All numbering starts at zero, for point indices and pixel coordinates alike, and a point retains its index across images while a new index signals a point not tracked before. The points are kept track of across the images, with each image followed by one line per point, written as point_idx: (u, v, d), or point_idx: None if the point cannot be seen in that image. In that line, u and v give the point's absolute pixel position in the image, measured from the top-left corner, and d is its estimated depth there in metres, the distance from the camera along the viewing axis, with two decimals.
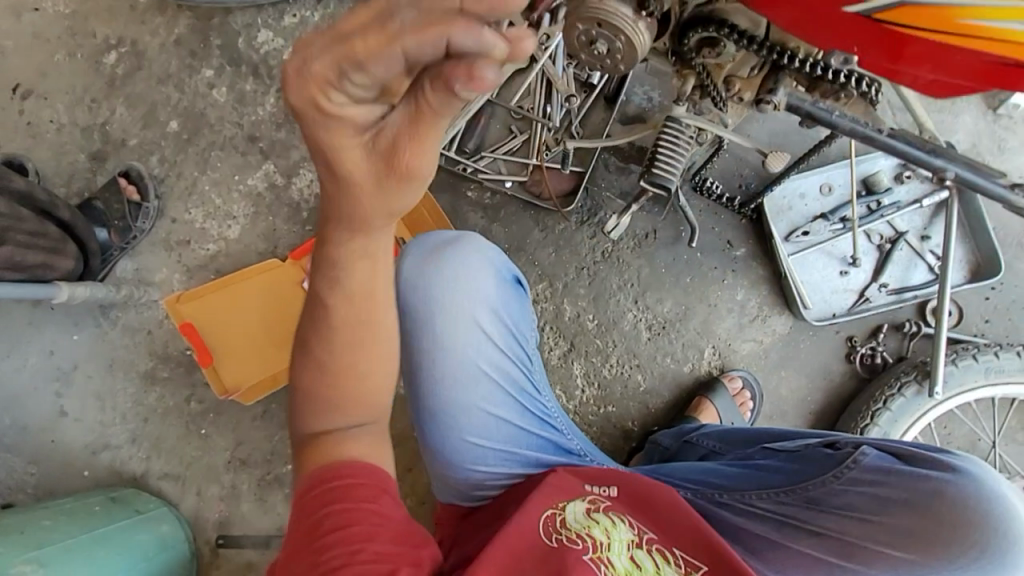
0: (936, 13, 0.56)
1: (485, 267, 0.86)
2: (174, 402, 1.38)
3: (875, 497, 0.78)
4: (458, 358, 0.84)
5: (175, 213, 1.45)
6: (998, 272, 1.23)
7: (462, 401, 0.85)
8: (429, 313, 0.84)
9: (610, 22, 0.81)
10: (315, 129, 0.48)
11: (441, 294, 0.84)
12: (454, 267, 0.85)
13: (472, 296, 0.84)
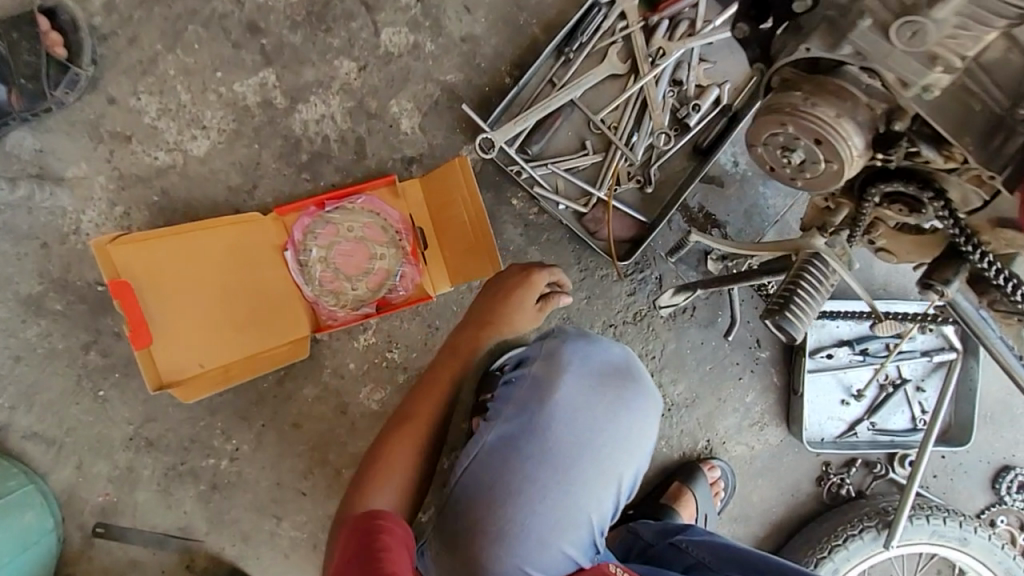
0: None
1: (641, 412, 0.81)
2: (66, 346, 1.04)
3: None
4: (569, 492, 0.78)
5: (115, 93, 1.03)
6: (966, 442, 1.32)
7: (546, 527, 0.77)
8: (570, 443, 0.78)
9: (832, 147, 0.64)
10: (492, 301, 0.90)
11: (590, 428, 0.79)
12: (614, 406, 0.80)
13: (625, 442, 0.80)
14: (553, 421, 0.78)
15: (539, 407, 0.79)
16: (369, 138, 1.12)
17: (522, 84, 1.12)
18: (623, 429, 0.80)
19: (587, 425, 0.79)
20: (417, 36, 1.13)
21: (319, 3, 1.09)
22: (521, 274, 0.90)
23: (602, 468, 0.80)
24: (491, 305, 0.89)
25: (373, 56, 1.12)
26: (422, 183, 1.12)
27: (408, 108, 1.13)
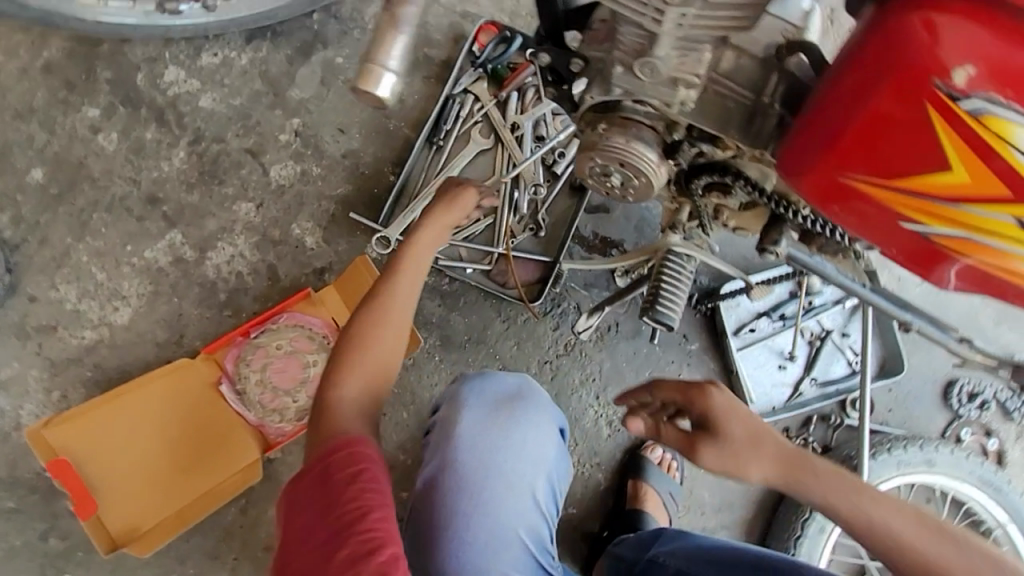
0: (981, 248, 0.57)
1: (539, 429, 0.90)
2: (25, 540, 1.06)
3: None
4: (496, 514, 0.84)
5: (35, 289, 1.12)
6: (901, 369, 1.41)
7: (492, 557, 0.83)
8: (474, 471, 0.86)
9: (631, 163, 0.78)
10: (412, 245, 0.84)
11: (494, 454, 0.87)
12: (506, 431, 0.88)
13: (527, 461, 0.88)
14: (461, 453, 0.87)
15: (444, 442, 0.88)
16: (280, 262, 1.23)
17: (402, 178, 1.25)
18: (523, 443, 0.88)
19: (489, 452, 0.87)
20: (302, 164, 1.27)
21: (208, 162, 1.23)
22: (448, 196, 0.88)
23: (510, 490, 0.86)
24: (387, 287, 0.82)
25: (266, 192, 1.24)
26: (335, 286, 1.21)
27: (309, 227, 1.25)
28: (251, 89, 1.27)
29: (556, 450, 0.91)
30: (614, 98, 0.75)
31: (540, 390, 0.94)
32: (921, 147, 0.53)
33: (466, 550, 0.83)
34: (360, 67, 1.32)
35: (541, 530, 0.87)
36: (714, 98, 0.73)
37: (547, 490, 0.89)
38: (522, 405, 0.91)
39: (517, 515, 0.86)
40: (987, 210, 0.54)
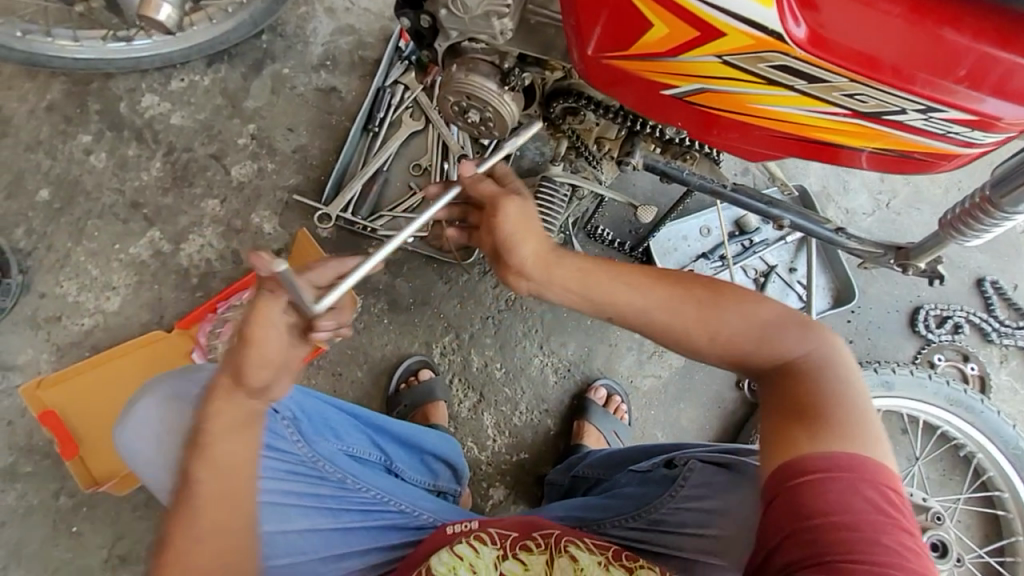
0: (731, 98, 0.61)
1: (157, 405, 0.87)
2: (39, 499, 1.22)
3: (701, 512, 0.86)
4: (209, 502, 0.86)
5: (44, 287, 1.33)
6: (852, 297, 1.39)
7: (249, 529, 0.86)
8: (144, 469, 0.88)
9: (476, 95, 0.87)
10: None
11: (152, 454, 0.87)
12: (127, 423, 0.88)
13: (169, 438, 0.86)
14: (133, 466, 0.88)
15: (125, 464, 0.90)
16: (243, 247, 1.39)
17: (342, 163, 1.40)
18: (154, 422, 0.87)
19: (138, 450, 0.88)
20: (259, 162, 1.44)
21: (180, 169, 1.42)
22: None
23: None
24: None
25: (229, 189, 1.42)
26: (291, 265, 1.37)
27: (267, 215, 1.42)
28: (213, 104, 1.46)
29: (198, 422, 0.86)
30: (452, 41, 0.85)
31: (199, 365, 0.93)
32: (626, 25, 0.58)
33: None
34: (305, 74, 1.50)
35: (285, 479, 0.88)
36: (538, 27, 0.82)
37: (260, 448, 0.88)
38: (166, 384, 0.89)
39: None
40: (696, 57, 0.58)
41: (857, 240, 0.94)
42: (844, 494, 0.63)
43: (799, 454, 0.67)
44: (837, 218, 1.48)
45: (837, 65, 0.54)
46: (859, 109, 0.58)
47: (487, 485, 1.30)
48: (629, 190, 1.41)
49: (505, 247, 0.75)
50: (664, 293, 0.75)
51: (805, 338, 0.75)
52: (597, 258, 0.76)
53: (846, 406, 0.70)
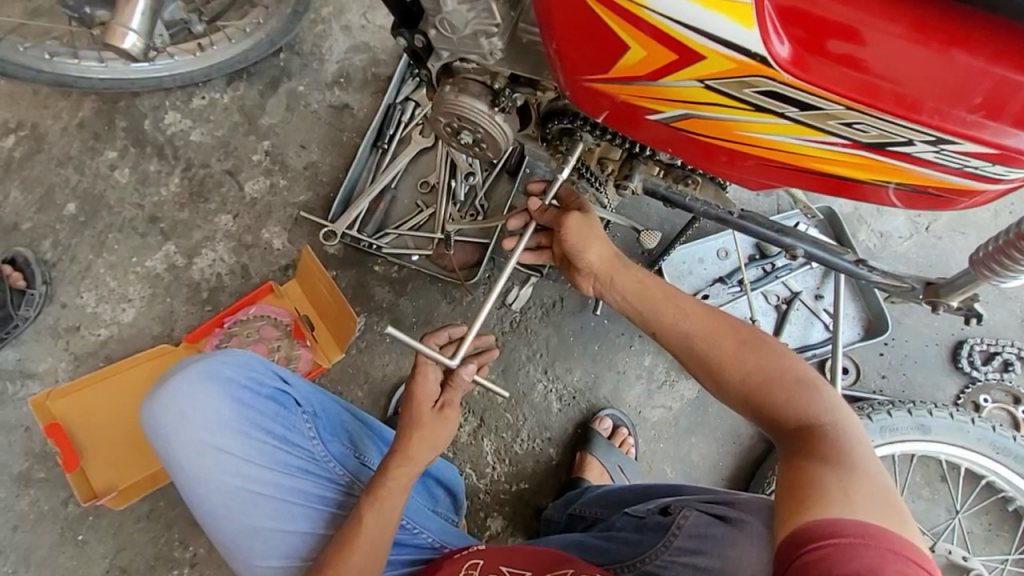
0: (721, 125, 0.59)
1: (194, 387, 0.90)
2: (50, 506, 1.25)
3: (697, 568, 0.82)
4: (213, 482, 0.89)
5: (66, 298, 1.37)
6: (886, 329, 1.27)
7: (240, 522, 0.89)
8: (160, 443, 0.90)
9: (467, 117, 0.84)
10: None
11: (180, 435, 0.89)
12: (164, 401, 0.90)
13: (191, 423, 0.89)
14: (160, 443, 0.90)
15: (150, 441, 0.92)
16: (252, 263, 1.41)
17: (351, 180, 1.40)
18: (180, 404, 0.89)
19: (157, 426, 0.90)
20: (272, 179, 1.46)
21: (196, 185, 1.45)
22: None
23: (237, 454, 0.89)
24: None
25: (242, 205, 1.44)
26: (297, 281, 1.38)
27: (277, 231, 1.43)
28: (230, 121, 1.48)
29: (232, 408, 0.90)
30: (443, 61, 0.82)
31: (240, 350, 0.94)
32: (604, 51, 0.56)
33: (229, 517, 0.90)
34: (319, 91, 1.51)
35: (297, 478, 0.91)
36: (531, 47, 0.78)
37: (282, 442, 0.91)
38: (206, 365, 0.91)
39: (259, 472, 0.90)
40: (678, 82, 0.56)
41: (881, 273, 0.91)
42: (857, 549, 0.58)
43: (814, 497, 0.65)
44: (871, 241, 1.37)
45: (837, 93, 0.53)
46: (860, 139, 0.57)
47: (484, 515, 1.25)
48: (642, 210, 1.35)
49: (573, 254, 0.89)
50: (708, 326, 0.82)
51: (832, 406, 0.77)
52: (658, 279, 0.88)
53: (864, 476, 0.68)
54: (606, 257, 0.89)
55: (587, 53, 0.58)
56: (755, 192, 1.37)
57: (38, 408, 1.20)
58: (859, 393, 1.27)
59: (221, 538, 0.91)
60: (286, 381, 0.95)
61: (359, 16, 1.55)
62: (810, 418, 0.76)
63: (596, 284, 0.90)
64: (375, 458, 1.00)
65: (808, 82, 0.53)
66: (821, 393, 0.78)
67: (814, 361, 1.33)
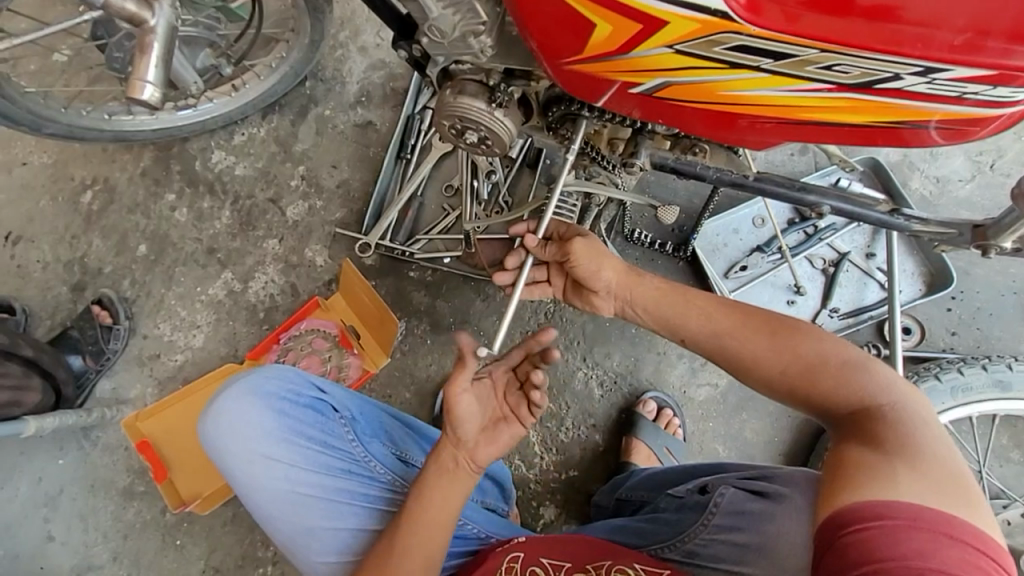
0: (699, 88, 0.59)
1: (240, 401, 0.98)
2: (151, 515, 1.40)
3: (735, 544, 0.86)
4: (269, 488, 0.97)
5: (146, 330, 1.51)
6: (953, 281, 1.16)
7: (298, 524, 0.96)
8: (217, 457, 0.99)
9: (468, 117, 0.85)
10: None
11: (233, 448, 0.97)
12: (215, 417, 0.98)
13: (242, 435, 0.97)
14: (215, 455, 0.99)
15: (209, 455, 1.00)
16: (300, 281, 1.51)
17: (380, 192, 1.46)
18: (230, 418, 0.97)
19: (212, 442, 0.98)
20: (309, 201, 1.55)
21: (245, 215, 1.56)
22: None
23: (284, 460, 0.97)
24: None
25: (286, 229, 1.54)
26: (341, 294, 1.46)
27: (318, 249, 1.53)
28: (268, 152, 1.59)
29: (274, 418, 0.98)
30: (442, 65, 0.84)
31: (279, 365, 1.02)
32: (570, 32, 0.57)
33: (283, 519, 0.97)
34: (344, 112, 1.59)
35: (341, 479, 0.97)
36: (519, 38, 0.79)
37: (323, 446, 0.98)
38: (248, 381, 0.99)
39: (308, 475, 0.97)
40: (648, 51, 0.56)
41: (919, 221, 0.86)
42: (906, 532, 0.55)
43: (863, 478, 0.63)
44: (926, 188, 1.27)
45: (809, 36, 0.52)
46: (844, 81, 0.56)
47: (537, 504, 1.26)
48: (667, 186, 1.32)
49: (586, 278, 0.89)
50: (736, 322, 0.80)
51: (888, 386, 0.74)
52: (674, 283, 0.87)
53: (928, 461, 0.64)
54: (621, 269, 0.89)
55: (554, 35, 0.58)
56: (789, 151, 1.29)
57: (130, 428, 1.36)
58: (930, 353, 1.17)
59: (279, 538, 0.99)
60: (323, 390, 1.02)
61: (373, 35, 1.62)
62: (862, 402, 0.73)
63: (616, 302, 0.89)
64: (415, 455, 1.06)
65: (780, 30, 0.52)
66: (875, 374, 0.75)
67: (871, 323, 1.25)
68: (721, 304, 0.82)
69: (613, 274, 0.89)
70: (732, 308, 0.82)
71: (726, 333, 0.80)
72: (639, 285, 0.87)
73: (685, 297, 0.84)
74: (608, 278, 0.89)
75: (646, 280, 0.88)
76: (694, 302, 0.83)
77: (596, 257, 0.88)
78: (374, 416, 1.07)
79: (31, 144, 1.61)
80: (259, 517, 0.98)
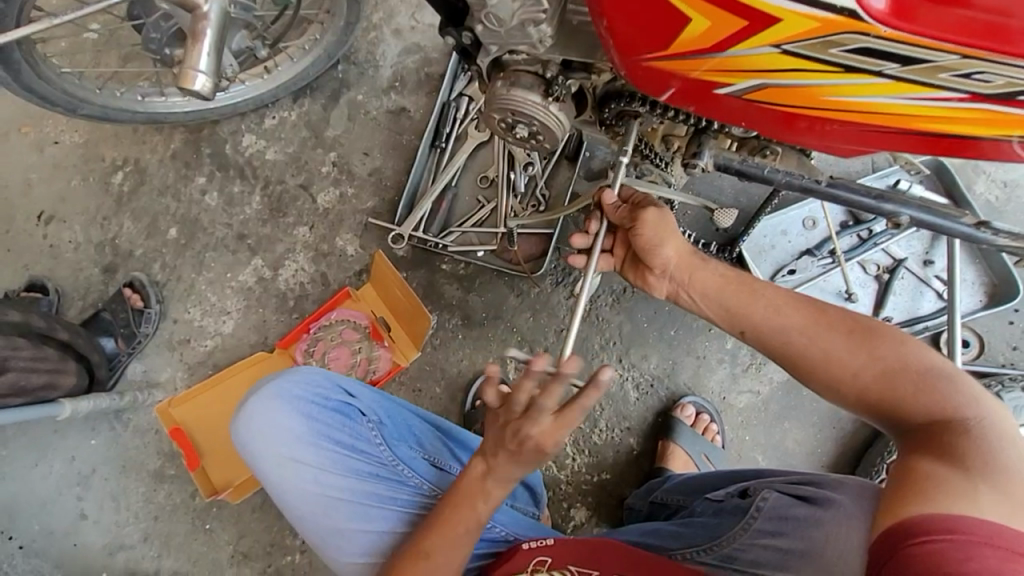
0: (805, 92, 0.56)
1: (267, 404, 0.97)
2: (181, 498, 1.42)
3: (778, 550, 0.80)
4: (301, 491, 0.96)
5: (176, 314, 1.51)
6: (1020, 293, 1.10)
7: (330, 528, 0.95)
8: (248, 460, 0.98)
9: (521, 111, 0.81)
10: None
11: (263, 451, 0.96)
12: (244, 420, 0.97)
13: (273, 438, 0.96)
14: (247, 457, 0.98)
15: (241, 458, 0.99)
16: (330, 270, 1.49)
17: (413, 182, 1.42)
18: (262, 421, 0.96)
19: (243, 444, 0.98)
20: (341, 188, 1.52)
21: (275, 201, 1.54)
22: None
23: (314, 465, 0.95)
24: None
25: (316, 216, 1.52)
26: (372, 284, 1.44)
27: (349, 238, 1.50)
28: (299, 137, 1.56)
29: (303, 422, 0.96)
30: (495, 56, 0.79)
31: (305, 368, 1.00)
32: (663, 24, 0.53)
33: (314, 519, 0.96)
34: (377, 97, 1.55)
35: (368, 483, 0.96)
36: (581, 27, 0.74)
37: (353, 450, 0.96)
38: (275, 385, 0.97)
39: (338, 479, 0.95)
40: (752, 50, 0.53)
41: (1007, 235, 0.82)
42: (981, 550, 0.49)
43: (935, 490, 0.57)
44: (993, 193, 1.20)
45: (949, 42, 0.50)
46: (981, 91, 0.53)
47: (567, 506, 1.24)
48: (714, 183, 1.26)
49: (647, 251, 0.84)
50: (807, 319, 0.75)
51: (976, 399, 0.68)
52: (739, 271, 0.83)
53: (1013, 481, 0.58)
54: (685, 251, 0.84)
55: (646, 30, 0.55)
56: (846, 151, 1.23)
57: (163, 413, 1.37)
58: (988, 367, 1.11)
59: (310, 537, 0.98)
60: (350, 394, 1.00)
61: (408, 18, 1.57)
62: (944, 414, 0.67)
63: (670, 284, 0.85)
64: (447, 461, 1.03)
65: (916, 35, 0.49)
66: (962, 386, 0.69)
67: (926, 334, 1.20)
68: (790, 295, 0.78)
69: (678, 253, 0.84)
70: (803, 302, 0.77)
71: (795, 327, 0.76)
72: (699, 272, 0.83)
73: (750, 288, 0.80)
74: (670, 258, 0.84)
75: (713, 265, 0.84)
76: (761, 293, 0.79)
77: (661, 229, 0.84)
78: (404, 419, 1.04)
79: (62, 122, 1.59)
80: (290, 518, 0.97)
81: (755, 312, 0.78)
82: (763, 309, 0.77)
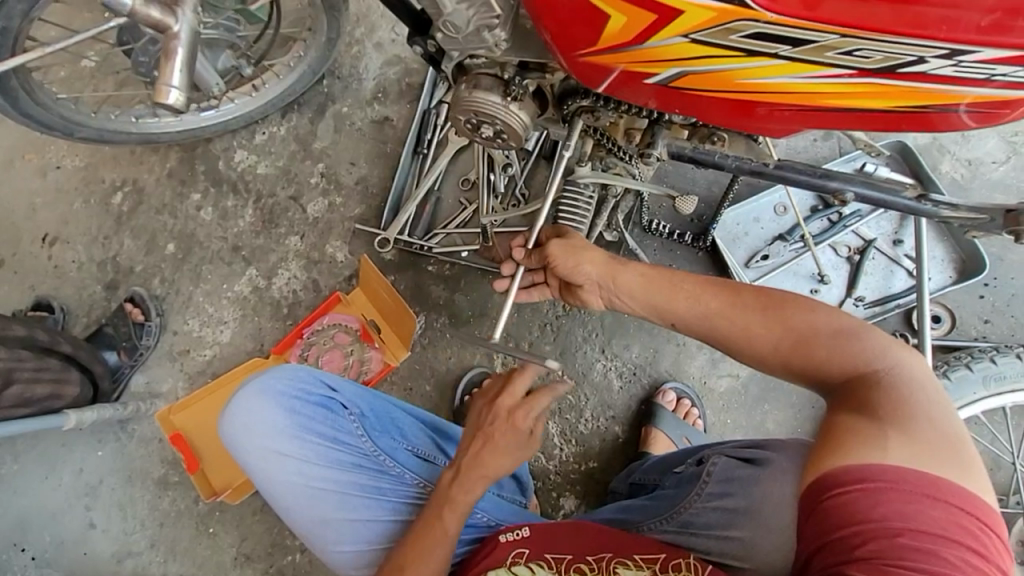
0: (718, 76, 0.62)
1: (253, 400, 1.01)
2: (185, 504, 1.46)
3: (726, 510, 0.87)
4: (286, 482, 1.00)
5: (176, 326, 1.56)
6: (986, 267, 1.13)
7: (314, 517, 0.99)
8: (236, 453, 1.02)
9: (483, 111, 0.85)
10: None
11: (250, 444, 1.00)
12: (232, 415, 1.01)
13: (259, 431, 1.00)
14: (234, 452, 1.02)
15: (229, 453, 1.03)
16: (322, 277, 1.54)
17: (398, 187, 1.47)
18: (249, 414, 1.01)
19: (231, 438, 1.02)
20: (329, 198, 1.58)
21: (268, 213, 1.59)
22: None
23: (297, 456, 0.99)
24: None
25: (307, 226, 1.57)
26: (362, 288, 1.49)
27: (339, 245, 1.55)
28: (289, 150, 1.61)
29: (289, 417, 1.00)
30: (457, 60, 0.83)
31: (291, 364, 1.04)
32: (585, 24, 0.59)
33: (299, 510, 1.00)
34: (361, 109, 1.61)
35: (351, 473, 0.99)
36: (533, 30, 0.79)
37: (336, 442, 1.00)
38: (262, 381, 1.01)
39: (321, 470, 0.99)
40: (664, 41, 0.58)
41: (947, 206, 0.88)
42: (886, 493, 0.55)
43: (849, 440, 0.62)
44: (957, 171, 1.23)
45: (830, 23, 0.54)
46: (868, 66, 0.58)
47: (557, 495, 1.27)
48: (686, 175, 1.30)
49: (570, 274, 0.89)
50: (724, 303, 0.79)
51: (882, 350, 0.72)
52: (659, 267, 0.86)
53: (920, 426, 0.63)
54: (605, 258, 0.88)
55: (571, 31, 0.60)
56: (812, 138, 1.27)
57: (163, 419, 1.44)
58: (959, 341, 1.14)
59: (296, 526, 1.02)
60: (333, 388, 1.04)
61: (389, 31, 1.63)
62: (859, 369, 0.71)
63: (603, 292, 0.88)
64: (428, 449, 1.07)
65: (799, 19, 0.54)
66: (871, 339, 0.73)
67: (898, 311, 1.23)
68: (711, 286, 0.81)
69: (597, 259, 0.88)
70: (718, 292, 0.80)
71: (714, 315, 0.79)
72: (619, 272, 0.86)
73: (671, 284, 0.83)
74: (591, 268, 0.87)
75: (634, 264, 0.87)
76: (681, 290, 0.82)
77: (578, 247, 0.88)
78: (385, 410, 1.07)
79: (63, 148, 1.67)
80: (277, 508, 1.01)
81: (679, 308, 0.81)
82: (685, 302, 0.81)
